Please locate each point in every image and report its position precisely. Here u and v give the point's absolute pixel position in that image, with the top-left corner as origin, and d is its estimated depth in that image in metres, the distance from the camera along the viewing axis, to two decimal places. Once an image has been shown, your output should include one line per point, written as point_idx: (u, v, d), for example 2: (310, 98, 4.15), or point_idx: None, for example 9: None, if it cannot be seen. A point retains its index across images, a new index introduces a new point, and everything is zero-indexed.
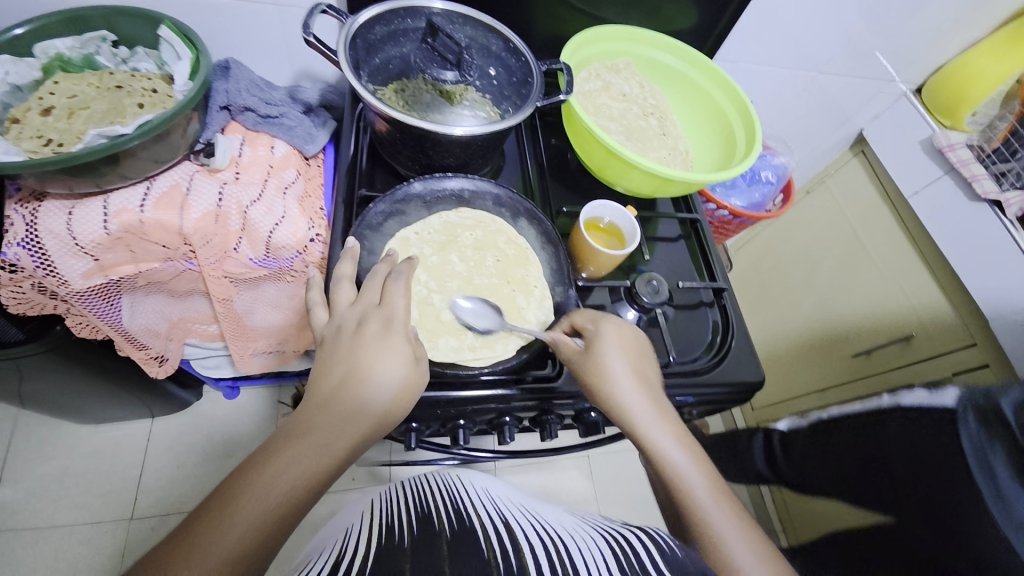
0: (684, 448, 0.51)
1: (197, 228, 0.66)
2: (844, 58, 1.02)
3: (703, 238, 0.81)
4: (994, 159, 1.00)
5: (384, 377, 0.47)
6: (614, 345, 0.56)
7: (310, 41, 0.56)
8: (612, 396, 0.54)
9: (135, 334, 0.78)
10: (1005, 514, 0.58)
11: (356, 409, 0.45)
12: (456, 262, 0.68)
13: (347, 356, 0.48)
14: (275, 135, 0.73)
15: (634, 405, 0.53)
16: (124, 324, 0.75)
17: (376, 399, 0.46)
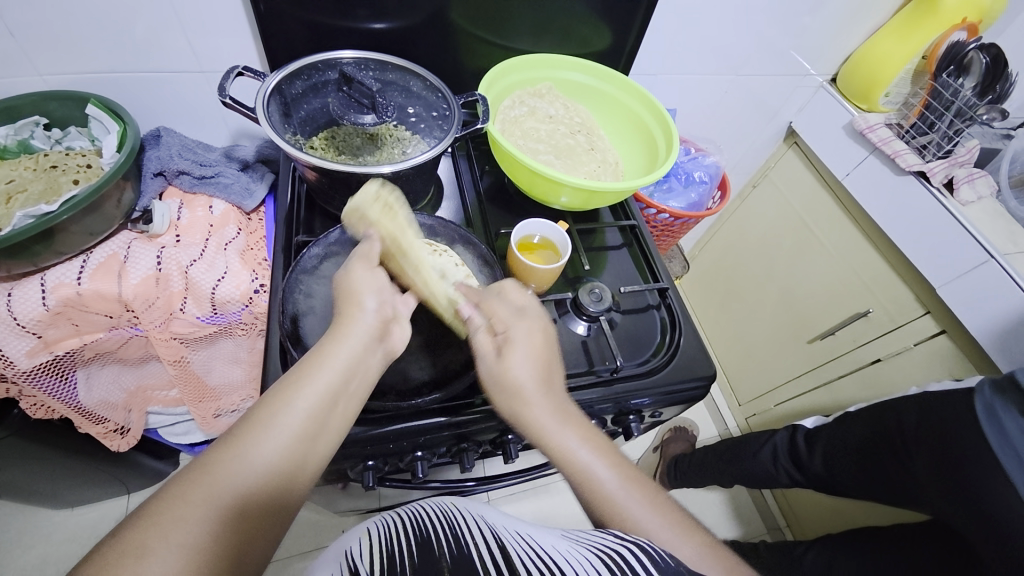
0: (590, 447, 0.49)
1: (137, 293, 0.67)
2: (757, 58, 1.07)
3: (644, 243, 0.83)
4: (914, 134, 1.04)
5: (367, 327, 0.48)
6: (526, 344, 0.53)
7: (228, 102, 0.59)
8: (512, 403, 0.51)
9: (92, 409, 0.76)
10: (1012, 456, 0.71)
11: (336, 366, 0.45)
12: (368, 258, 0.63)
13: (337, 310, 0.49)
14: (212, 195, 0.75)
15: (537, 411, 0.50)
16: (80, 399, 0.74)
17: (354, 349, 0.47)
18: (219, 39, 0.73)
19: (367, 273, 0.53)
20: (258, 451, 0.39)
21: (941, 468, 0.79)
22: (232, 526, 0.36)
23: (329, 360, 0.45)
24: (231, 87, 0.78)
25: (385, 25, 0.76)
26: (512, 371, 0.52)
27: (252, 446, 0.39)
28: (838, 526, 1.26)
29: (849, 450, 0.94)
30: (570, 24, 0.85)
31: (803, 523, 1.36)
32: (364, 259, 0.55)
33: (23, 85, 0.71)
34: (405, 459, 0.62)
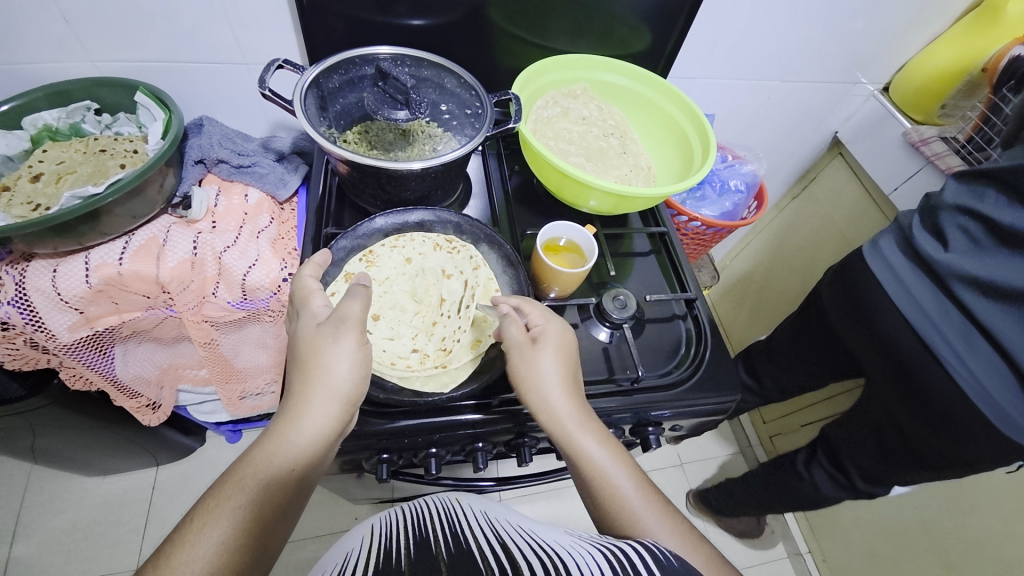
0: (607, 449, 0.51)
1: (173, 276, 0.69)
2: (803, 64, 1.03)
3: (673, 251, 0.81)
4: (970, 149, 0.97)
5: (342, 358, 0.49)
6: (553, 344, 0.54)
7: (266, 94, 0.60)
8: (541, 397, 0.52)
9: (127, 383, 0.80)
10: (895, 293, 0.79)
11: (327, 393, 0.48)
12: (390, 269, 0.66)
13: (319, 338, 0.49)
14: (248, 184, 0.77)
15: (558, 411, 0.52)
16: (116, 373, 0.77)
17: (343, 376, 0.49)
18: (263, 32, 0.75)
19: (357, 338, 0.50)
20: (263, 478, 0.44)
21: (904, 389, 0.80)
22: (249, 540, 0.41)
23: (319, 389, 0.48)
24: (271, 80, 0.80)
25: (424, 22, 0.77)
26: (540, 365, 0.53)
27: (228, 511, 0.41)
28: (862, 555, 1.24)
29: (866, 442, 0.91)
30: (610, 24, 0.83)
31: (827, 550, 1.33)
32: (358, 320, 0.50)
33: (79, 71, 0.74)
34: (418, 455, 0.62)
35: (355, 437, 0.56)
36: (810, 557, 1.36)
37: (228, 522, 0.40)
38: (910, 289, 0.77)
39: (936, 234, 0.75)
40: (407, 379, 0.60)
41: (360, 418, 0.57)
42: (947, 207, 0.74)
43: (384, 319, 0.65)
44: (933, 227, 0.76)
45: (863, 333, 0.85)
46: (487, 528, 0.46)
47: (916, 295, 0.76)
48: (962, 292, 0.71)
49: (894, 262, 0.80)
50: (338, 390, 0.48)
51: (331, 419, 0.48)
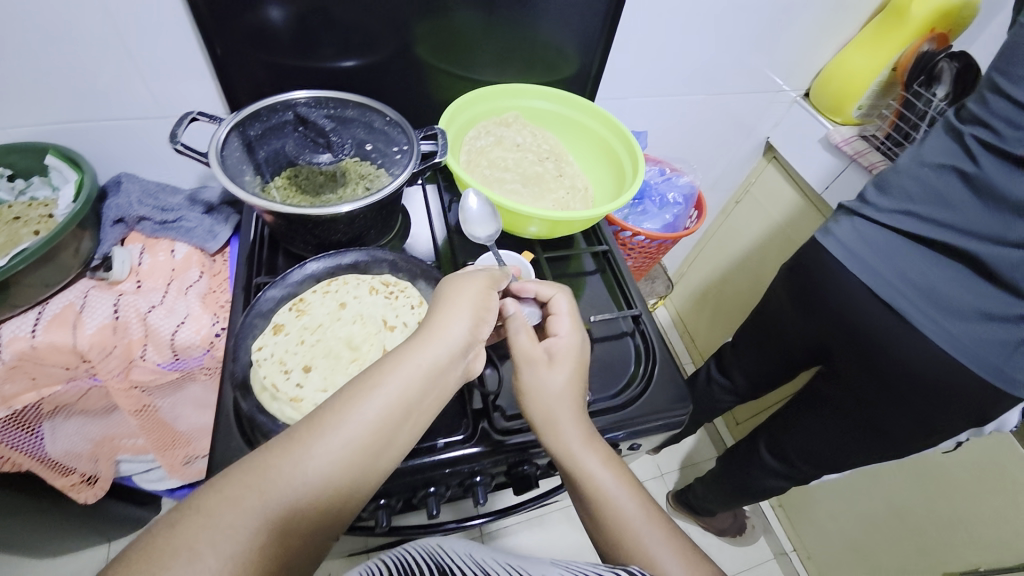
0: (612, 470, 0.50)
1: (92, 343, 0.65)
2: (727, 78, 1.07)
3: (617, 268, 0.81)
4: (890, 145, 1.02)
5: (458, 326, 0.44)
6: (567, 361, 0.54)
7: (180, 148, 0.59)
8: (545, 412, 0.51)
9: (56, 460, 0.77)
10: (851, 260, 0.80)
11: (438, 349, 0.42)
12: (317, 310, 0.61)
13: (448, 296, 0.47)
14: (174, 239, 0.73)
15: (563, 431, 0.51)
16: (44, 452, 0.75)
17: (455, 335, 0.44)
18: (184, 85, 0.73)
19: (482, 299, 0.48)
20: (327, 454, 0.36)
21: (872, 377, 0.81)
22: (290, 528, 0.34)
23: (421, 356, 0.41)
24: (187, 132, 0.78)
25: (355, 62, 0.78)
26: (551, 382, 0.52)
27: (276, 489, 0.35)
28: (841, 548, 1.24)
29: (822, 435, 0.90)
30: (533, 53, 0.85)
31: (811, 548, 1.32)
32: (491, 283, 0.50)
33: None
34: (368, 507, 0.59)
35: None
36: (796, 556, 1.35)
37: (275, 504, 0.34)
38: (869, 262, 0.78)
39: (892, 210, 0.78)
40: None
41: None
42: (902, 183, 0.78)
43: (316, 370, 0.56)
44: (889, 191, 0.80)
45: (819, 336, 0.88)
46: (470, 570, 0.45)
47: (901, 295, 0.75)
48: (934, 269, 0.74)
49: (847, 239, 0.81)
50: (453, 347, 0.43)
51: (443, 373, 0.42)
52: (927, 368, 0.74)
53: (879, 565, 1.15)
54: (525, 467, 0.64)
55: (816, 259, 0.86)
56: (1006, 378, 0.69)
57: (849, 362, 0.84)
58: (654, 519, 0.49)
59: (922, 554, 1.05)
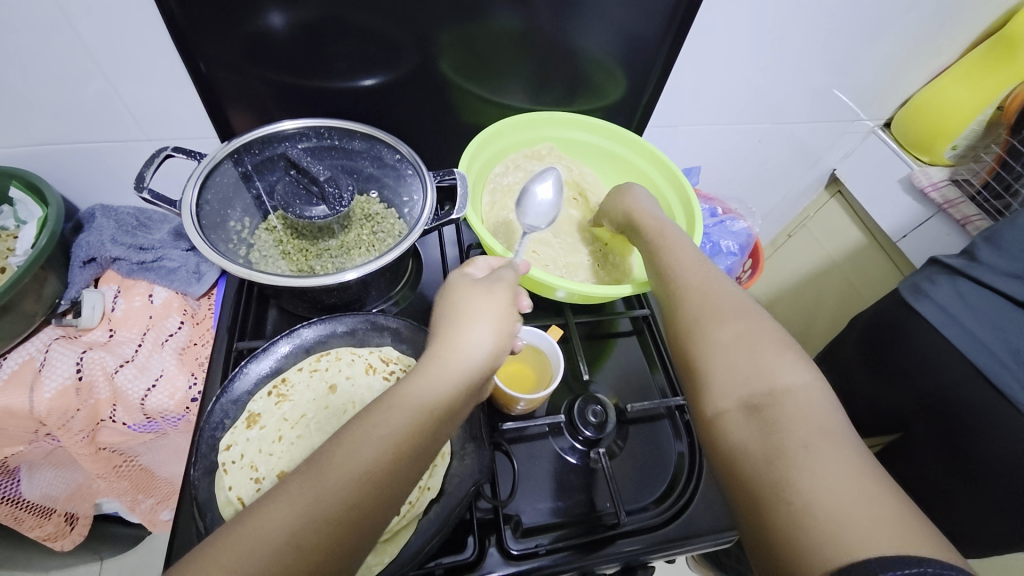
0: (741, 332, 0.42)
1: (52, 409, 0.56)
2: (797, 105, 0.92)
3: (658, 334, 0.70)
4: (987, 196, 0.88)
5: (483, 333, 0.41)
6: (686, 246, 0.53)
7: (143, 195, 0.49)
8: (677, 284, 0.48)
9: (30, 507, 0.73)
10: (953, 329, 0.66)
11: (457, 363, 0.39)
12: (302, 395, 0.52)
13: (464, 299, 0.44)
14: (153, 281, 0.64)
15: (706, 302, 0.45)
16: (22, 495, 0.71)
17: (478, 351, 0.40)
18: (175, 102, 0.63)
19: (507, 300, 0.45)
20: (359, 457, 0.34)
21: (964, 480, 0.67)
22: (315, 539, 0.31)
23: (441, 363, 0.39)
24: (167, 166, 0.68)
25: (374, 81, 0.67)
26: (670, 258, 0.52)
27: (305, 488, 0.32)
28: None
29: None
30: (575, 76, 0.73)
31: None
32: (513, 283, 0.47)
33: None
34: None
35: None
36: None
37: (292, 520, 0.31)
38: (975, 332, 0.64)
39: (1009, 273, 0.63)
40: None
41: None
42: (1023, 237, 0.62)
43: None
44: (1003, 261, 0.63)
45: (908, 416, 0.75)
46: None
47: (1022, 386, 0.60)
48: None
49: (943, 301, 0.67)
50: (478, 355, 0.40)
51: (461, 382, 0.39)
52: None
53: None
54: None
55: (903, 322, 0.74)
56: None
57: (939, 454, 0.71)
58: (807, 398, 0.36)
59: None
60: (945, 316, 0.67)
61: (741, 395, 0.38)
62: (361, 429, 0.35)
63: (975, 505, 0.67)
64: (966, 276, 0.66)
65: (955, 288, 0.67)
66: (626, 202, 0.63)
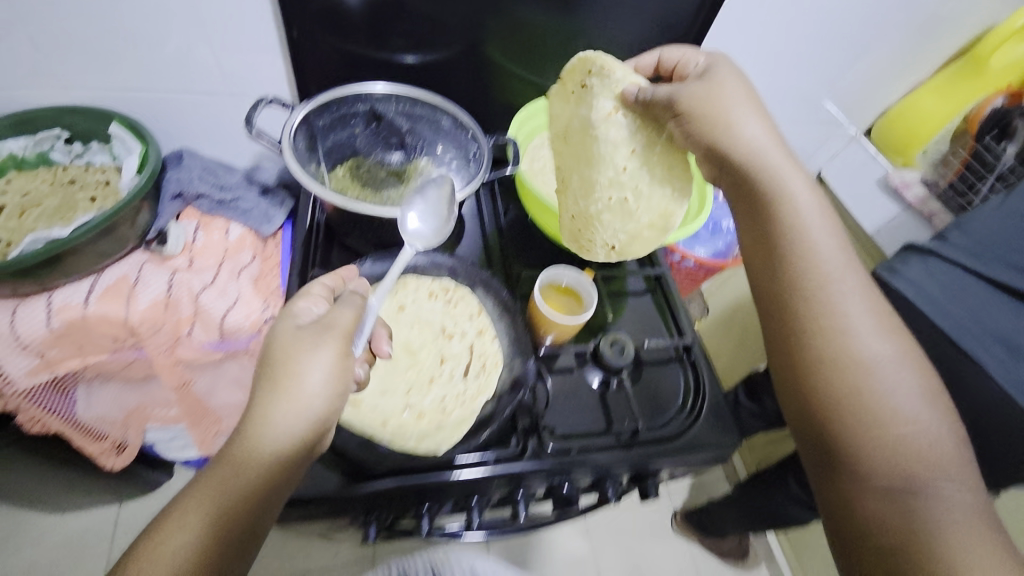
0: (891, 349, 0.44)
1: (144, 318, 0.64)
2: (790, 107, 1.05)
3: (668, 290, 0.80)
4: (952, 194, 0.99)
5: (313, 384, 0.44)
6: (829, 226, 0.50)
7: (253, 133, 0.58)
8: (825, 278, 0.47)
9: (89, 425, 0.80)
10: (926, 302, 0.72)
11: (291, 418, 0.43)
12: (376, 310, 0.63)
13: (294, 345, 0.45)
14: (230, 219, 0.72)
15: (851, 305, 0.46)
16: (77, 414, 0.79)
17: (312, 401, 0.44)
18: (253, 61, 0.71)
19: (336, 349, 0.46)
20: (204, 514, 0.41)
21: None
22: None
23: (273, 423, 0.43)
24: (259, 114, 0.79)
25: (434, 56, 0.76)
26: (811, 237, 0.49)
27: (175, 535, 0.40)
28: None
29: None
30: (606, 66, 0.83)
31: None
32: (344, 329, 0.47)
33: (43, 97, 0.68)
34: (408, 511, 0.60)
35: (341, 500, 0.52)
36: None
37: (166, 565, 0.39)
38: (944, 304, 0.71)
39: (968, 249, 0.72)
40: (371, 431, 0.55)
41: (345, 481, 0.52)
42: (984, 225, 0.73)
43: (375, 372, 0.60)
44: (960, 238, 0.73)
45: None
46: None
47: (981, 348, 0.68)
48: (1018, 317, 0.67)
49: (916, 278, 0.73)
50: (309, 406, 0.44)
51: (296, 437, 0.43)
52: (993, 430, 0.69)
53: None
54: (565, 487, 0.64)
55: (879, 298, 0.80)
56: None
57: None
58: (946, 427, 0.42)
59: None
60: (918, 290, 0.72)
61: (897, 418, 0.42)
62: (196, 498, 0.42)
63: None
64: (941, 254, 0.73)
65: (929, 267, 0.73)
66: (730, 130, 0.53)
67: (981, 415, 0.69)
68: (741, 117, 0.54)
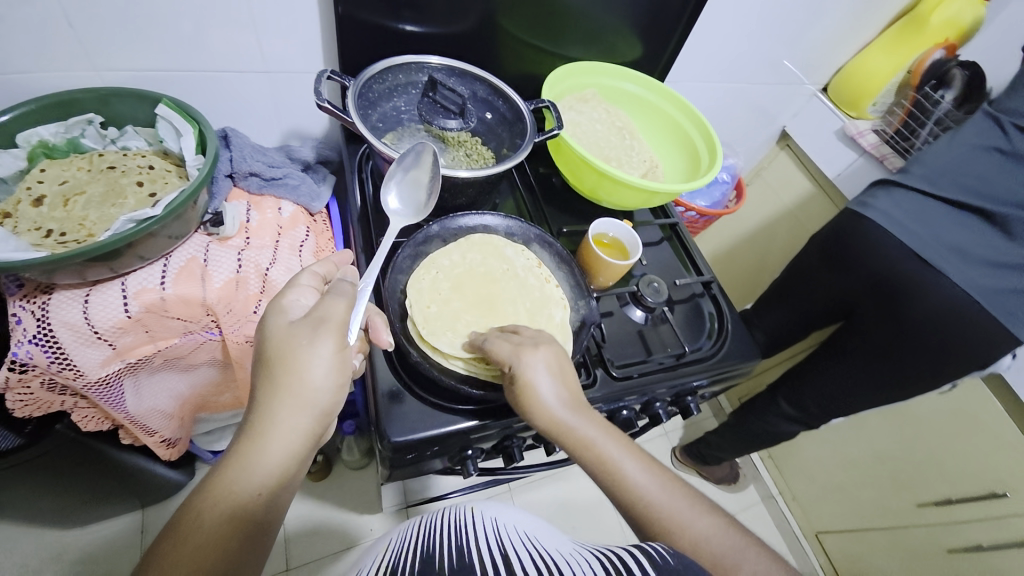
0: (653, 477, 0.50)
1: (220, 297, 0.66)
2: (763, 69, 1.16)
3: (683, 237, 0.90)
4: (897, 139, 1.17)
5: (316, 376, 0.44)
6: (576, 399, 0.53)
7: (325, 105, 0.60)
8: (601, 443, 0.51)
9: (140, 419, 0.72)
10: (894, 225, 0.90)
11: (293, 415, 0.43)
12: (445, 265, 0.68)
13: (285, 343, 0.44)
14: (280, 197, 0.74)
15: (630, 470, 0.50)
16: (127, 408, 0.69)
17: (317, 392, 0.44)
18: (292, 40, 0.72)
19: (335, 343, 0.45)
20: (220, 516, 0.40)
21: (898, 336, 0.92)
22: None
23: (276, 421, 0.43)
24: (290, 94, 0.80)
25: (462, 30, 0.80)
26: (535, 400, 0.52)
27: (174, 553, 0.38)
28: (822, 510, 1.41)
29: (836, 384, 1.02)
30: (615, 37, 0.90)
31: (798, 493, 1.47)
32: (338, 322, 0.46)
33: (76, 80, 0.66)
34: (498, 445, 0.66)
35: (453, 438, 0.59)
36: (782, 499, 1.51)
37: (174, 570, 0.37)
38: (909, 225, 0.89)
39: (923, 181, 0.90)
40: (487, 376, 0.61)
41: (455, 420, 0.59)
42: (939, 159, 0.89)
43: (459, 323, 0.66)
44: (918, 174, 0.90)
45: (852, 303, 1.00)
46: (495, 549, 0.40)
47: (942, 265, 0.85)
48: (958, 231, 0.87)
49: (887, 208, 0.91)
50: (313, 400, 0.44)
51: (303, 431, 0.44)
52: (954, 327, 0.85)
53: (858, 501, 1.31)
54: (624, 411, 0.74)
55: (856, 227, 0.95)
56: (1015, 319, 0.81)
57: (880, 323, 0.94)
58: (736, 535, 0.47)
59: (901, 492, 1.20)
60: (890, 220, 0.90)
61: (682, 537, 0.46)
62: (201, 505, 0.40)
63: (904, 355, 0.92)
64: (903, 185, 0.91)
65: (894, 199, 0.91)
66: (544, 412, 0.52)
67: (945, 316, 0.85)
68: (547, 390, 0.52)
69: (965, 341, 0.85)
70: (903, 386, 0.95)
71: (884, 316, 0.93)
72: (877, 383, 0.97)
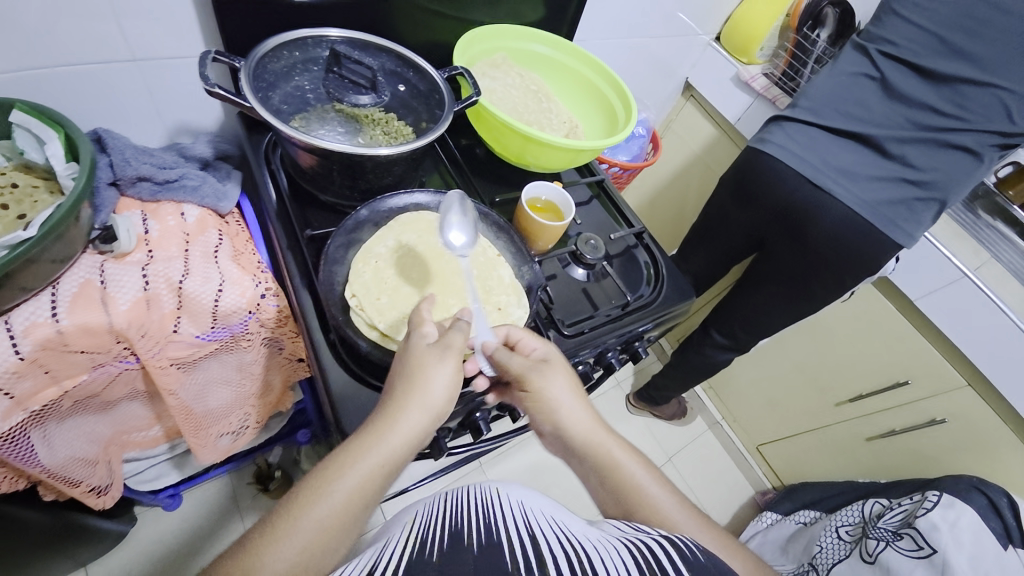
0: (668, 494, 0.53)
1: (131, 320, 0.59)
2: (660, 22, 1.20)
3: (610, 193, 0.93)
4: (785, 80, 1.28)
5: (439, 385, 0.48)
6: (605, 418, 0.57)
7: (216, 90, 0.54)
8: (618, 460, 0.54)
9: (58, 470, 0.64)
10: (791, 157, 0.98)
11: (411, 417, 0.46)
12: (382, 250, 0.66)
13: (417, 357, 0.48)
14: (180, 201, 0.67)
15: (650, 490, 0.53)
16: (42, 462, 0.61)
17: (436, 400, 0.47)
18: (163, 22, 0.64)
19: (458, 364, 0.49)
20: (332, 498, 0.42)
21: (806, 257, 1.02)
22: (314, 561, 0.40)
23: (397, 420, 0.45)
24: (172, 85, 0.71)
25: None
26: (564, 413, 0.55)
27: (289, 537, 0.39)
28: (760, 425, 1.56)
29: (760, 308, 1.12)
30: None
31: (738, 415, 1.61)
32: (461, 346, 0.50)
33: None
34: (464, 421, 0.66)
35: None
36: (725, 423, 1.65)
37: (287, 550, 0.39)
38: (803, 155, 0.97)
39: (811, 113, 0.98)
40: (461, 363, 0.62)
41: None
42: (822, 93, 0.98)
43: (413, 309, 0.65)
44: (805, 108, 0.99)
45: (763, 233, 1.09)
46: (526, 532, 0.39)
47: (834, 187, 0.95)
48: (845, 156, 0.96)
49: (782, 141, 0.99)
50: (432, 404, 0.47)
51: (419, 429, 0.46)
52: (849, 242, 0.96)
53: (789, 411, 1.46)
54: (580, 365, 0.76)
55: (756, 162, 1.03)
56: (895, 227, 0.93)
57: (791, 248, 1.04)
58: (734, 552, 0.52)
59: (823, 395, 1.36)
60: (787, 151, 0.98)
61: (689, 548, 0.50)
62: (313, 486, 0.42)
63: (814, 273, 1.02)
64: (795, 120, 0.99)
65: (788, 131, 0.99)
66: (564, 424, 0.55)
67: (841, 234, 0.96)
68: (572, 408, 0.55)
69: (860, 253, 0.96)
70: (815, 300, 1.06)
71: (792, 240, 1.03)
72: (794, 302, 1.08)
